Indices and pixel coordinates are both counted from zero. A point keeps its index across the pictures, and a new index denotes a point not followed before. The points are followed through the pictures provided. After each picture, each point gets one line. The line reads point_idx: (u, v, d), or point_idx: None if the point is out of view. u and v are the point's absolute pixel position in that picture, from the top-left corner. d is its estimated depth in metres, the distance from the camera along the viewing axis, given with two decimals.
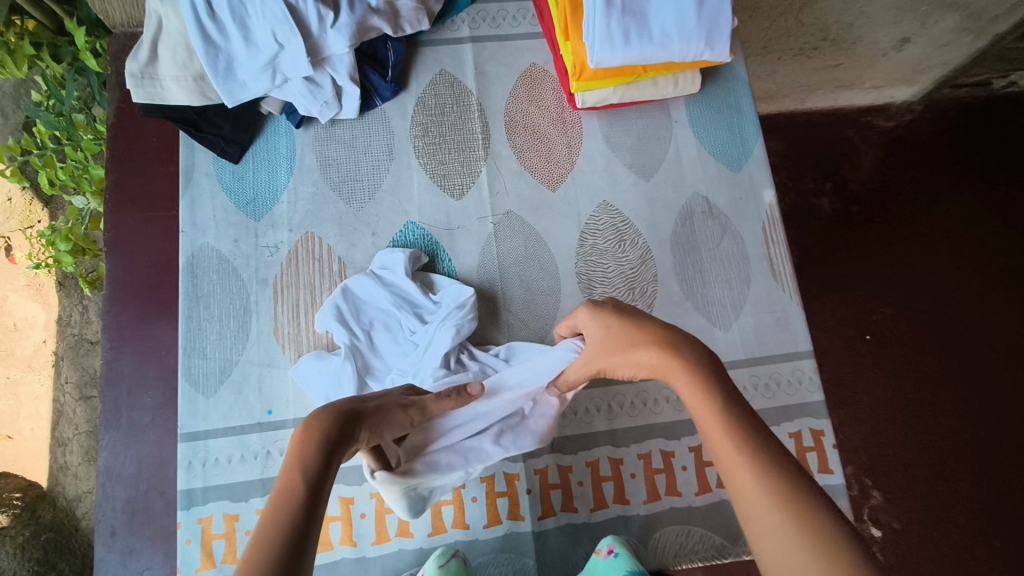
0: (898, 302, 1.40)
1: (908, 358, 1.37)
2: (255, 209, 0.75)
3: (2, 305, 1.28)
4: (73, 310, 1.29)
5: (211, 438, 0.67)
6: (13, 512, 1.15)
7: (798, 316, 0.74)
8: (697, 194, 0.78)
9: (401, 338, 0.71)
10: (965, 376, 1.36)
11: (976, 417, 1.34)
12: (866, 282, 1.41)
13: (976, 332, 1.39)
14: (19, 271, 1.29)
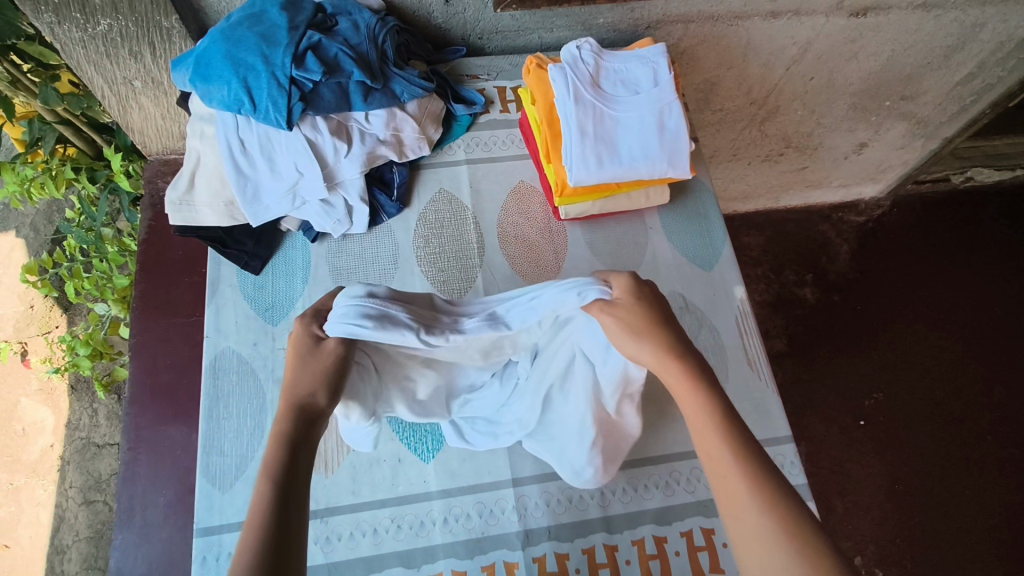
0: (887, 386, 1.45)
1: (902, 442, 1.39)
2: (273, 315, 0.83)
3: (13, 411, 1.33)
4: (82, 413, 1.34)
5: (225, 533, 0.71)
6: None
7: (775, 402, 0.80)
8: (674, 292, 0.85)
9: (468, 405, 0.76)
10: (961, 459, 1.38)
11: (978, 501, 1.34)
12: (851, 369, 1.46)
13: (966, 414, 1.43)
14: (32, 376, 1.35)
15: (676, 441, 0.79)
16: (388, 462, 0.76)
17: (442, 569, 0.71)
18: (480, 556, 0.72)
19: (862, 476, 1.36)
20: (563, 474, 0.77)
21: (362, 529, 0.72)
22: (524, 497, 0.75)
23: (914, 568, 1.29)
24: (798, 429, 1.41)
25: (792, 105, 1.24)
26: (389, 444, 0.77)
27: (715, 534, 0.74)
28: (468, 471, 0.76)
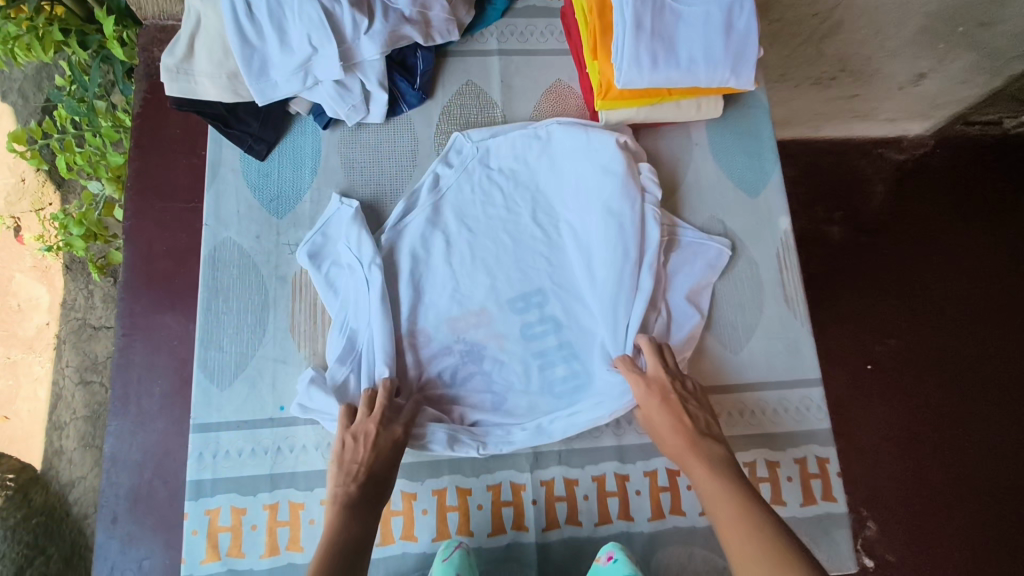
0: (903, 333, 1.41)
1: (911, 391, 1.37)
2: (278, 206, 0.76)
3: (6, 285, 1.28)
4: (78, 295, 1.29)
5: (223, 431, 0.68)
6: (6, 492, 1.13)
7: (808, 343, 0.75)
8: (714, 217, 0.79)
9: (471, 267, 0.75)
10: (965, 413, 1.37)
11: (976, 454, 1.34)
12: (870, 312, 1.42)
13: (979, 367, 1.39)
14: (26, 253, 1.30)
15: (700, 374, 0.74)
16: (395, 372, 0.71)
17: (447, 485, 0.69)
18: (486, 476, 0.69)
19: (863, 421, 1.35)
20: (580, 401, 0.72)
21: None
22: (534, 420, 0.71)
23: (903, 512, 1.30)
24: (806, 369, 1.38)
25: (858, 22, 1.11)
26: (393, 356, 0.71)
27: None
28: (479, 387, 0.72)
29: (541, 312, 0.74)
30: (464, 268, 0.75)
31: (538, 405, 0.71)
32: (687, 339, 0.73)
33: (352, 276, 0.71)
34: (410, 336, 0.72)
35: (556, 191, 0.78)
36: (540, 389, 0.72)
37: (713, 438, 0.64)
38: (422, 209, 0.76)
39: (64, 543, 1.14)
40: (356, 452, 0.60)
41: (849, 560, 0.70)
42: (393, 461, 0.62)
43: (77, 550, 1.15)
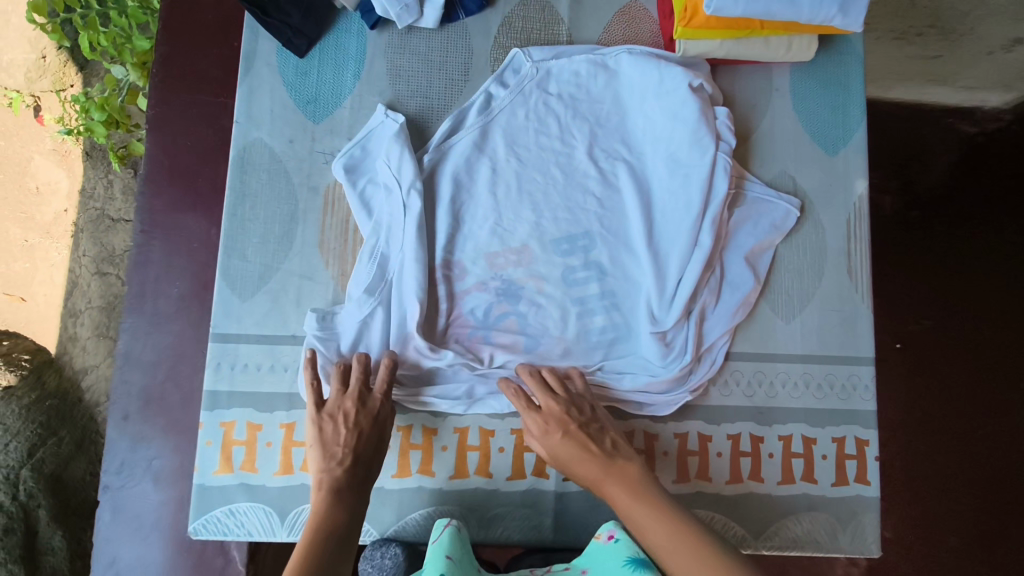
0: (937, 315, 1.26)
1: (944, 370, 1.23)
2: (315, 110, 0.70)
3: (25, 167, 1.24)
4: (97, 183, 1.24)
5: (242, 344, 0.65)
6: (21, 372, 1.08)
7: (865, 320, 0.71)
8: (785, 172, 0.72)
9: (512, 206, 0.69)
10: (1008, 403, 1.21)
11: (1009, 452, 1.18)
12: (914, 280, 1.26)
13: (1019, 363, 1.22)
14: (47, 135, 1.25)
15: (747, 338, 0.70)
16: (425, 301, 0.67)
17: (470, 424, 0.66)
18: (511, 420, 0.67)
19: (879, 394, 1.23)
20: (617, 354, 0.68)
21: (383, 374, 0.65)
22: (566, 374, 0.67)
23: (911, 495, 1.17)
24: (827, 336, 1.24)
25: None
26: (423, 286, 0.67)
27: (762, 443, 0.68)
28: (512, 327, 0.68)
29: (587, 258, 0.68)
30: (509, 200, 0.69)
31: (572, 354, 0.67)
32: (741, 306, 0.68)
33: (389, 197, 0.66)
34: (444, 268, 0.68)
35: (618, 129, 0.71)
36: (576, 338, 0.67)
37: (625, 457, 0.59)
38: (469, 132, 0.70)
39: (76, 429, 1.09)
40: (336, 434, 0.58)
41: (872, 545, 0.68)
42: (380, 437, 0.60)
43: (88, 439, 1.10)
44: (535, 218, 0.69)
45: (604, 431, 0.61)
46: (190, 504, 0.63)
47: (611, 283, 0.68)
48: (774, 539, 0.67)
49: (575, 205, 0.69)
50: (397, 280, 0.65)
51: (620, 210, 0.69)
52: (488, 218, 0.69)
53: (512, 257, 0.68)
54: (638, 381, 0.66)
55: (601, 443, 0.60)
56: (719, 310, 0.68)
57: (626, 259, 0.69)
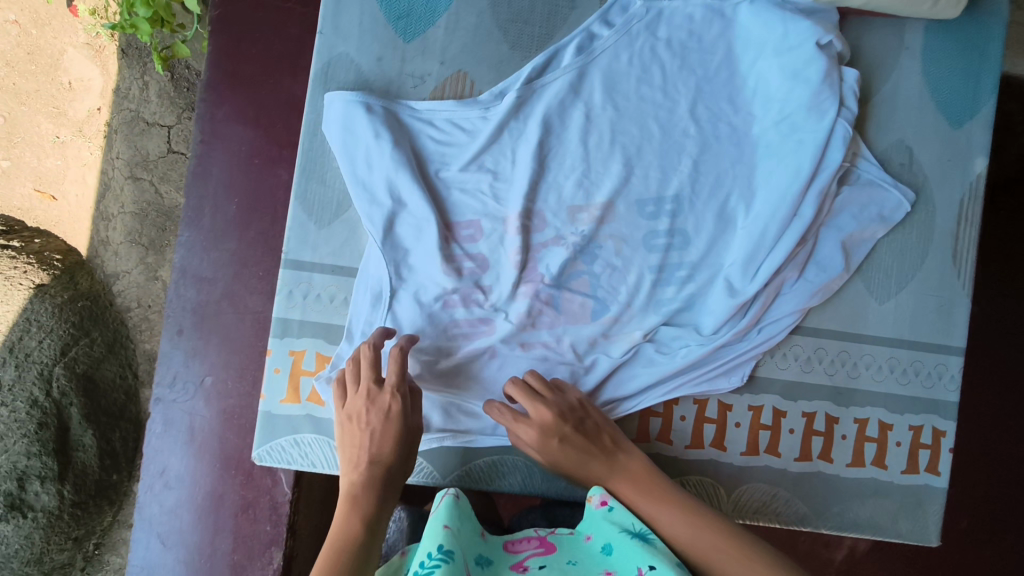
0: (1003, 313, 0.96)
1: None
2: (406, 27, 0.64)
3: (56, 59, 1.08)
4: (133, 83, 1.06)
5: (316, 273, 0.62)
6: (53, 272, 1.01)
7: (963, 308, 0.67)
8: (901, 142, 0.67)
9: (594, 157, 0.63)
10: None
11: None
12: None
13: None
14: (80, 28, 1.07)
15: (836, 317, 0.67)
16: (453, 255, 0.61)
17: None
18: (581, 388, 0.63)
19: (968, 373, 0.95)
20: (678, 324, 0.64)
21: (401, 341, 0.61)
22: (641, 347, 0.63)
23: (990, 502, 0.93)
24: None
25: None
26: (486, 235, 0.62)
27: (837, 424, 0.66)
28: (583, 287, 0.63)
29: (673, 223, 0.63)
30: (599, 151, 0.63)
31: (639, 323, 0.63)
32: (819, 290, 0.64)
33: (462, 139, 0.63)
34: (524, 218, 0.62)
35: (726, 84, 0.64)
36: (642, 308, 0.63)
37: (626, 453, 0.60)
38: (564, 72, 0.63)
39: (109, 330, 1.02)
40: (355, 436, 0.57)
41: (933, 535, 0.67)
42: (405, 432, 0.58)
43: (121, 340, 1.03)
44: (626, 170, 0.62)
45: (601, 430, 0.60)
46: (256, 431, 0.61)
47: (692, 253, 0.63)
48: (838, 521, 0.66)
49: (666, 164, 0.63)
50: (489, 229, 0.62)
51: (716, 172, 0.63)
52: (574, 167, 0.62)
53: (590, 212, 0.62)
54: (693, 354, 0.62)
55: (599, 446, 0.59)
56: (797, 287, 0.64)
57: (722, 229, 0.63)
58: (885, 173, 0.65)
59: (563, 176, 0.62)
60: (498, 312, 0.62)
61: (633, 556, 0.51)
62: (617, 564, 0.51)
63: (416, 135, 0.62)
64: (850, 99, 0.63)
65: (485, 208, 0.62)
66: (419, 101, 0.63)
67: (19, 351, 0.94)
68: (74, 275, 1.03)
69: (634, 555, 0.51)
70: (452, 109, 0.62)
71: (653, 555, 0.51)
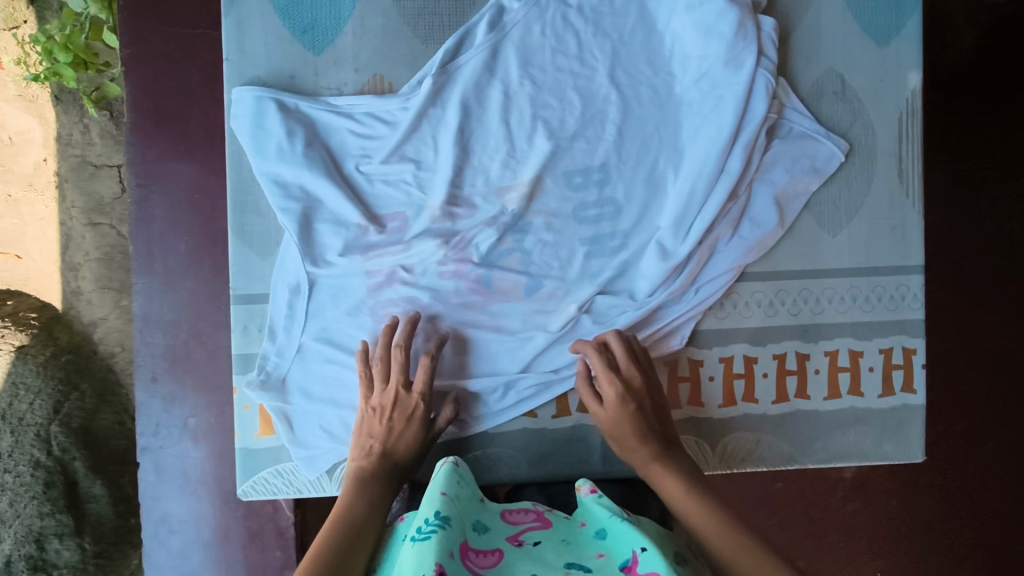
0: (978, 204, 0.98)
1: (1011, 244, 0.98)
2: (314, 39, 0.62)
3: None
4: (73, 128, 1.01)
5: (266, 304, 0.63)
6: (30, 331, 0.99)
7: (916, 226, 0.67)
8: (831, 71, 0.66)
9: (515, 134, 0.63)
10: None
11: None
12: (981, 129, 0.99)
13: None
14: (8, 79, 1.00)
15: (791, 257, 0.67)
16: (385, 279, 0.62)
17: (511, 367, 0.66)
18: (529, 367, 0.64)
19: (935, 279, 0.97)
20: (613, 292, 0.64)
21: (319, 330, 0.63)
22: (580, 320, 0.64)
23: (967, 400, 0.96)
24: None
25: None
26: (416, 246, 0.62)
27: (808, 361, 0.67)
28: (515, 265, 0.63)
29: (601, 192, 0.64)
30: (521, 127, 0.63)
31: (574, 295, 0.64)
32: (755, 246, 0.65)
33: (383, 141, 0.62)
34: (448, 203, 0.62)
35: (642, 47, 0.64)
36: (577, 278, 0.64)
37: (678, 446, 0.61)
38: (477, 51, 0.63)
39: (100, 379, 1.02)
40: (372, 426, 0.60)
41: (915, 451, 0.68)
42: (416, 429, 0.60)
43: (114, 386, 1.02)
44: (551, 142, 0.63)
45: (664, 416, 0.61)
46: (237, 468, 0.63)
47: (623, 220, 0.64)
48: (822, 454, 0.67)
49: (589, 139, 0.64)
50: (415, 217, 0.62)
51: (639, 138, 0.64)
52: (497, 149, 0.63)
53: (513, 194, 0.63)
54: (629, 320, 0.63)
55: (653, 424, 0.60)
56: (732, 245, 0.64)
57: (647, 194, 0.64)
58: (816, 124, 0.65)
59: (486, 161, 0.63)
60: (424, 290, 0.63)
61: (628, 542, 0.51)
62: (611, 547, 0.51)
63: (334, 133, 0.62)
64: (768, 49, 0.63)
65: (410, 198, 0.62)
66: (339, 96, 0.62)
67: (11, 415, 0.93)
68: (52, 330, 1.01)
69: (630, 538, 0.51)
70: (372, 102, 0.62)
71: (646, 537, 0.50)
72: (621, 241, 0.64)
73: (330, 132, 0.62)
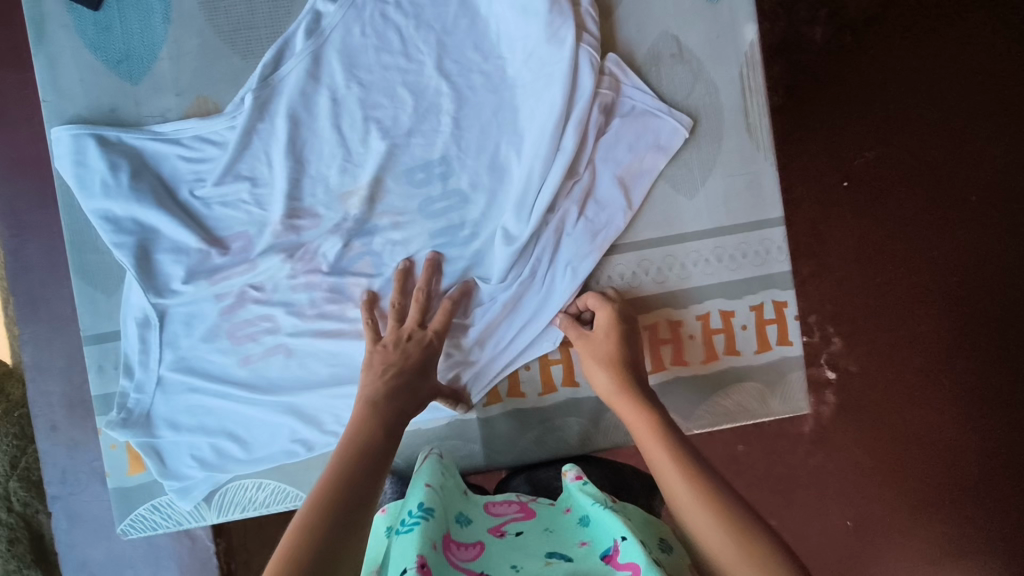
0: (888, 144, 0.98)
1: (919, 179, 0.99)
2: (131, 69, 0.61)
3: None
4: None
5: (119, 340, 0.62)
6: None
7: (770, 178, 0.67)
8: (666, 33, 0.66)
9: (351, 140, 0.62)
10: (969, 249, 0.99)
11: (964, 313, 0.99)
12: (878, 68, 0.98)
13: (973, 204, 0.99)
14: None
15: (650, 225, 0.66)
16: (237, 300, 0.62)
17: None
18: None
19: (847, 225, 0.98)
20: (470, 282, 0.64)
21: (175, 360, 0.62)
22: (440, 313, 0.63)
23: (891, 339, 0.98)
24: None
25: None
26: (262, 264, 0.61)
27: (681, 327, 0.67)
28: (367, 269, 0.63)
29: (446, 186, 0.63)
30: (354, 131, 0.62)
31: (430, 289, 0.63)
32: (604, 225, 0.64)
33: (214, 161, 0.61)
34: (290, 217, 0.62)
35: (467, 34, 0.63)
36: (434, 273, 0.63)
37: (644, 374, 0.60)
38: (299, 59, 0.61)
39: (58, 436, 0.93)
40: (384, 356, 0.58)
41: (801, 402, 0.68)
42: (427, 359, 0.58)
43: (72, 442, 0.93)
44: (386, 142, 0.62)
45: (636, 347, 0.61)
46: (115, 508, 0.64)
47: (473, 209, 0.63)
48: (706, 420, 0.67)
49: (425, 135, 0.63)
50: (257, 235, 0.62)
51: (475, 128, 0.63)
52: (334, 158, 0.62)
53: (355, 199, 0.62)
54: (489, 313, 0.63)
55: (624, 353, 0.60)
56: (580, 226, 0.63)
57: (488, 183, 0.63)
58: (657, 100, 0.65)
59: (323, 169, 0.62)
60: (278, 306, 0.62)
61: (606, 528, 0.48)
62: (592, 534, 0.49)
63: (162, 160, 0.61)
64: (588, 23, 0.62)
65: (250, 217, 0.62)
66: (163, 123, 0.61)
67: None
68: (3, 387, 0.86)
69: (607, 524, 0.48)
70: (196, 125, 0.61)
71: (626, 524, 0.47)
72: (471, 232, 0.63)
73: (157, 159, 0.61)
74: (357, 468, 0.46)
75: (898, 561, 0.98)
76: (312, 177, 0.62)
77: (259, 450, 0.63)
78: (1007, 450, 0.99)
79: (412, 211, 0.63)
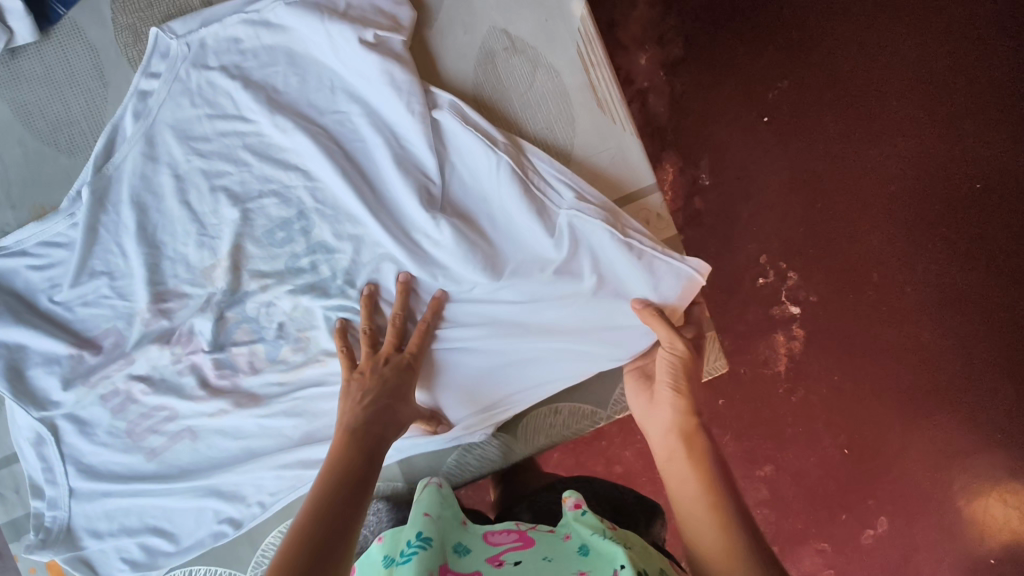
0: (799, 72, 0.95)
1: (839, 98, 0.96)
2: None
3: None
4: None
5: (15, 463, 0.62)
6: None
7: (635, 148, 0.65)
8: (495, 28, 0.65)
9: (201, 212, 0.61)
10: (905, 157, 0.96)
11: (914, 223, 0.96)
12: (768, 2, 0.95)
13: (900, 111, 0.96)
14: None
15: None
16: (121, 398, 0.60)
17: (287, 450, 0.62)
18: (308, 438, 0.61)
19: (776, 161, 0.95)
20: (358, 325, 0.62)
21: (79, 470, 0.60)
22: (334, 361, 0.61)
23: (844, 264, 0.95)
24: (687, 130, 0.94)
25: None
26: (137, 356, 0.60)
27: None
28: (248, 337, 0.62)
29: (309, 238, 0.62)
30: (202, 203, 0.61)
31: (317, 342, 0.62)
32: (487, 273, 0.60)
33: (65, 262, 0.60)
34: (156, 303, 0.60)
35: (300, 90, 0.61)
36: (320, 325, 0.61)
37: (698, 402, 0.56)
38: (132, 144, 0.60)
39: None
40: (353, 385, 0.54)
41: (716, 363, 0.67)
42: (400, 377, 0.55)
43: None
44: (236, 207, 0.61)
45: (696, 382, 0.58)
46: None
47: (341, 247, 0.61)
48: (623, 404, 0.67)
49: (276, 190, 0.61)
50: (126, 329, 0.61)
51: (323, 172, 0.60)
52: (189, 234, 0.61)
53: (220, 271, 0.61)
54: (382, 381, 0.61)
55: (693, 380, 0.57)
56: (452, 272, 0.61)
57: (351, 225, 0.61)
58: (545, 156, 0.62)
59: (181, 247, 0.61)
60: (167, 395, 0.60)
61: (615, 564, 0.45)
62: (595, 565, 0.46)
63: (12, 275, 0.60)
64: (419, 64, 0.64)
65: (116, 311, 0.60)
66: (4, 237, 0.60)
67: None
68: None
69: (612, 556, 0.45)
70: (36, 231, 0.59)
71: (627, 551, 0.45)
72: (343, 276, 0.62)
73: (7, 275, 0.60)
74: (335, 499, 0.44)
75: (898, 484, 0.95)
76: (170, 257, 0.61)
77: (186, 538, 0.61)
78: (994, 352, 0.95)
79: (280, 269, 0.62)
